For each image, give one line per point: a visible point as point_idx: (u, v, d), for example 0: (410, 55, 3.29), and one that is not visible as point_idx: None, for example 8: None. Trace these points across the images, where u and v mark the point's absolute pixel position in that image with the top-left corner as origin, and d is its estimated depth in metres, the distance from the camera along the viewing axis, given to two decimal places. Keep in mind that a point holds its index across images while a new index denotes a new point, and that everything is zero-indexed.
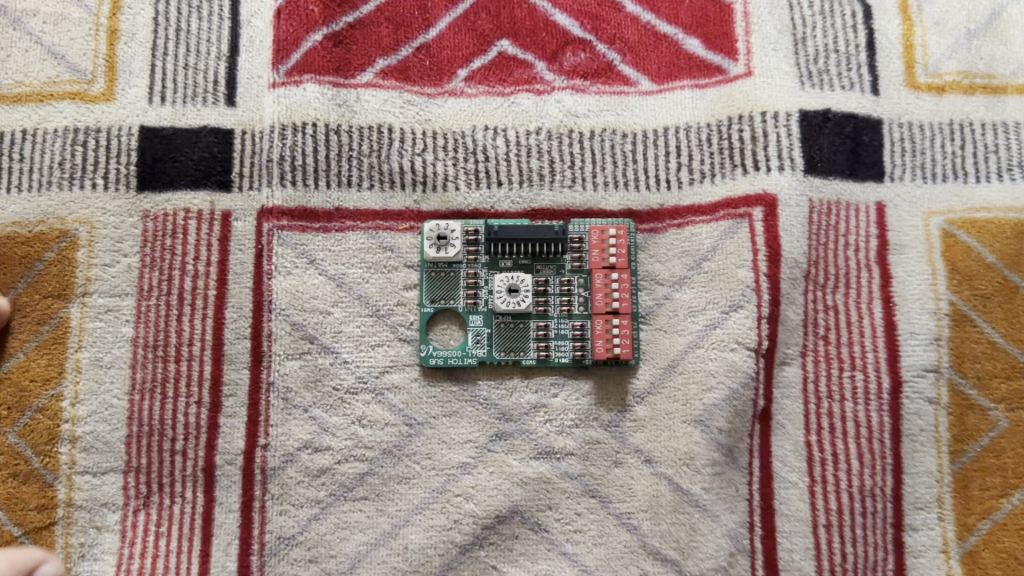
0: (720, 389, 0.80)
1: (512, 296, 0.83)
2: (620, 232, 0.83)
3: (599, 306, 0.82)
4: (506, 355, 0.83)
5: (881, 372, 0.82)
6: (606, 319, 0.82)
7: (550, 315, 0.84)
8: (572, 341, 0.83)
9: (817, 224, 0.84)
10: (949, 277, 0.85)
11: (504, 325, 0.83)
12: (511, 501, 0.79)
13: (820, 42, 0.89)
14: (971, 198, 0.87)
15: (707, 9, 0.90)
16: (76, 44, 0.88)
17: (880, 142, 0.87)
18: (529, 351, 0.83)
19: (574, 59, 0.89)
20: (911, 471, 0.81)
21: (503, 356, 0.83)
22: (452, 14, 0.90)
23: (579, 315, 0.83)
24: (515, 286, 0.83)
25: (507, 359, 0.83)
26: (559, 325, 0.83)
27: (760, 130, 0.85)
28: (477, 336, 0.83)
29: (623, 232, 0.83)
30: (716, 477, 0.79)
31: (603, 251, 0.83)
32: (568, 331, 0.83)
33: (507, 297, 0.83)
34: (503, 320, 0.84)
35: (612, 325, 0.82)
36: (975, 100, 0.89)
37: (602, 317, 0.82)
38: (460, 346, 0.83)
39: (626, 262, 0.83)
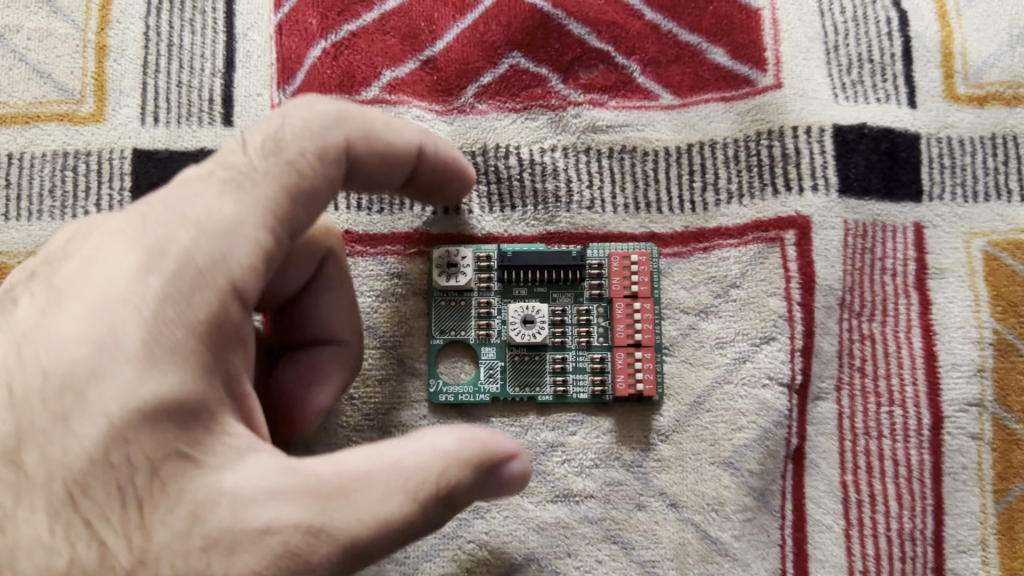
0: (750, 428, 0.75)
1: (527, 328, 0.77)
2: (642, 257, 0.78)
3: (620, 338, 0.77)
4: (521, 390, 0.77)
5: (921, 408, 0.77)
6: (628, 352, 0.77)
7: (567, 347, 0.78)
8: (591, 376, 0.77)
9: (852, 248, 0.78)
10: (992, 304, 0.79)
11: (518, 359, 0.78)
12: (528, 548, 0.74)
13: (854, 51, 0.83)
14: (1015, 218, 0.81)
15: (733, 15, 0.84)
16: (64, 62, 0.82)
17: (917, 159, 0.82)
18: (545, 386, 0.77)
19: (589, 72, 0.83)
20: (952, 512, 0.76)
21: (517, 391, 0.77)
22: (459, 25, 0.84)
23: (598, 346, 0.78)
24: (530, 317, 0.77)
25: (523, 395, 0.77)
26: (577, 358, 0.78)
27: (791, 147, 0.80)
28: (490, 370, 0.77)
29: (646, 257, 0.78)
30: (746, 523, 0.74)
31: (625, 279, 0.78)
32: (587, 365, 0.77)
33: (522, 328, 0.77)
34: (517, 352, 0.78)
35: (635, 358, 0.76)
36: (1018, 113, 0.84)
37: (624, 350, 0.77)
38: (472, 381, 0.77)
39: (648, 290, 0.78)
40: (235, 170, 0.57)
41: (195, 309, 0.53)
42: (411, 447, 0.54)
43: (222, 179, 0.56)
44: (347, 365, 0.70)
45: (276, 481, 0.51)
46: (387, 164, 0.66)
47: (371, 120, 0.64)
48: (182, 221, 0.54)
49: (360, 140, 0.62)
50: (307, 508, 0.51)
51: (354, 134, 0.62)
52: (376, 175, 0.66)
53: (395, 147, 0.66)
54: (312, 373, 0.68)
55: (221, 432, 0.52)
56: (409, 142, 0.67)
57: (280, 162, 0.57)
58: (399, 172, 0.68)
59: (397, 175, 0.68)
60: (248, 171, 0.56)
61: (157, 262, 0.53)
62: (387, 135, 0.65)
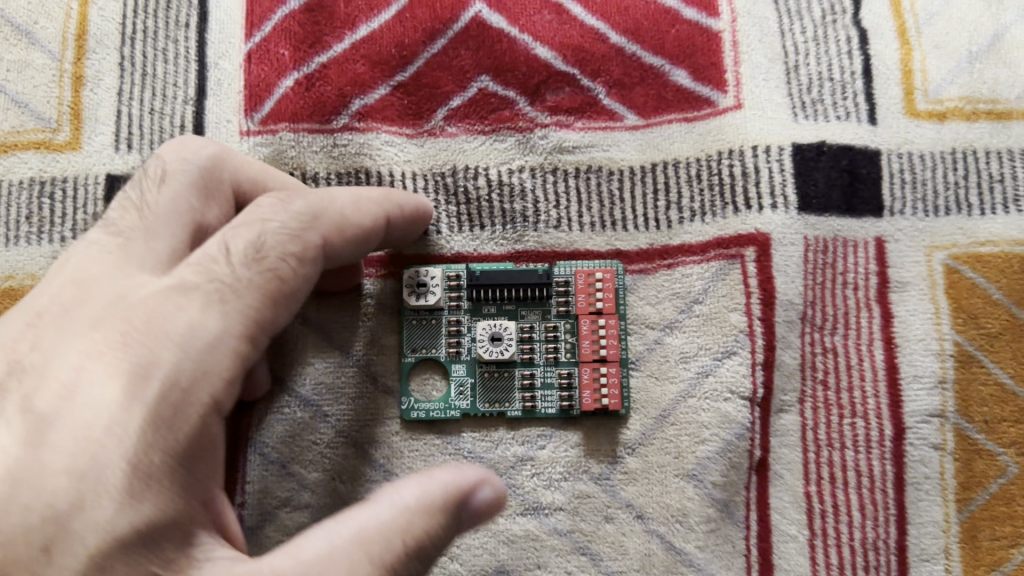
0: (713, 441, 0.77)
1: (495, 345, 0.79)
2: (607, 274, 0.80)
3: (586, 354, 0.79)
4: (489, 407, 0.79)
5: (882, 419, 0.78)
6: (594, 367, 0.79)
7: (535, 363, 0.80)
8: (558, 391, 0.79)
9: (813, 263, 0.80)
10: (953, 316, 0.81)
11: (487, 375, 0.80)
12: (498, 560, 0.76)
13: (814, 70, 0.85)
14: (975, 231, 0.83)
15: (695, 38, 0.86)
16: (40, 91, 0.87)
17: (878, 175, 0.83)
18: (514, 402, 0.79)
19: (556, 94, 0.85)
20: (916, 521, 0.77)
21: (487, 407, 0.79)
22: (429, 50, 0.86)
23: (565, 362, 0.80)
24: (498, 335, 0.79)
25: (491, 411, 0.79)
26: (545, 373, 0.80)
27: (751, 166, 0.82)
28: (460, 387, 0.80)
29: (610, 274, 0.80)
30: (710, 534, 0.76)
31: (590, 296, 0.80)
32: (554, 380, 0.79)
33: (489, 346, 0.79)
34: (487, 369, 0.80)
35: (600, 374, 0.78)
36: (978, 127, 0.85)
37: (590, 365, 0.79)
38: (442, 398, 0.79)
39: (613, 307, 0.80)
40: (218, 282, 0.59)
41: (108, 483, 0.53)
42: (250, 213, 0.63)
43: (108, 242, 0.64)
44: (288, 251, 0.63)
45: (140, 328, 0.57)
46: (365, 234, 0.70)
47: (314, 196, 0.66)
48: (166, 340, 0.57)
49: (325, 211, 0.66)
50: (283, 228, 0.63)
51: (220, 153, 0.70)
52: (348, 254, 0.69)
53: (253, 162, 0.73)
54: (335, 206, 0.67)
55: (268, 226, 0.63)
56: (348, 204, 0.68)
57: (265, 268, 0.61)
58: (190, 198, 0.66)
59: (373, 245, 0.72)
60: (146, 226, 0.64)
61: (84, 493, 0.52)
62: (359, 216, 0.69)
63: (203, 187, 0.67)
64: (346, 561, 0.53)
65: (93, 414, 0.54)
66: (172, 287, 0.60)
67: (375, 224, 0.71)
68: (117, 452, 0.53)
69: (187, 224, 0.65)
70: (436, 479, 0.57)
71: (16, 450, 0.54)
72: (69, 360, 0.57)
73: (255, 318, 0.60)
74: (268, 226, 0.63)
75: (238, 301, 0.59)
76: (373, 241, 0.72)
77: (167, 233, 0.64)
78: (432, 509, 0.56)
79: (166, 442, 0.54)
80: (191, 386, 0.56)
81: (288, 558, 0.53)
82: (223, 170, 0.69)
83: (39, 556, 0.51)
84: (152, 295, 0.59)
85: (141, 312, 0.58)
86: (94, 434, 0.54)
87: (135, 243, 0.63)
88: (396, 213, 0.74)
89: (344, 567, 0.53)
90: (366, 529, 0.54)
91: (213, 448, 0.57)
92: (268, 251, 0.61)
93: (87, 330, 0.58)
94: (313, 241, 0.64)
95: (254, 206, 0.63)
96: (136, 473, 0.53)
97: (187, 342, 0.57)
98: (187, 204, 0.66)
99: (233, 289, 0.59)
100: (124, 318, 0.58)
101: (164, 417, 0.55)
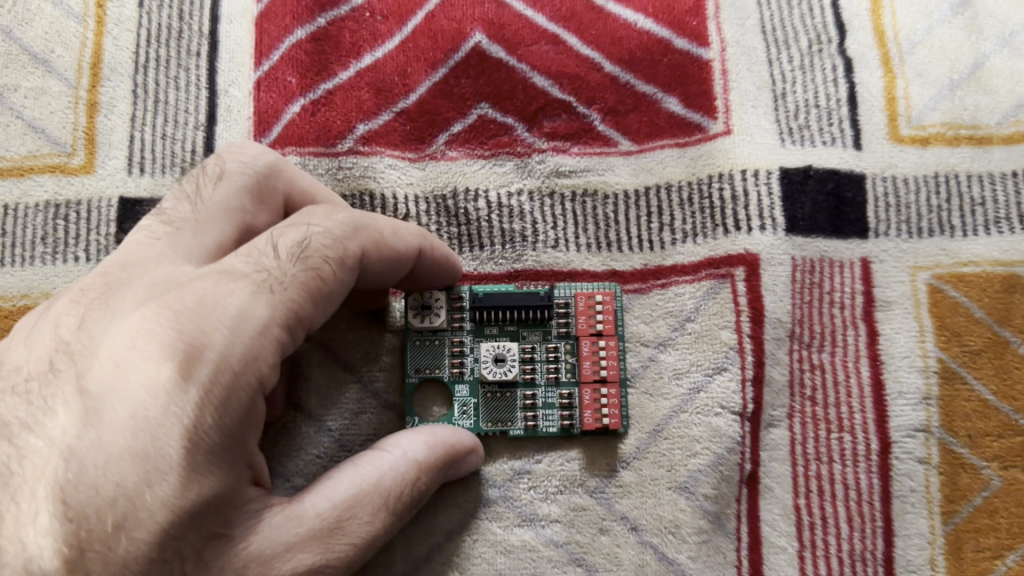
0: (705, 454, 0.79)
1: (498, 366, 0.80)
2: (607, 297, 0.82)
3: (587, 374, 0.81)
4: (493, 426, 0.81)
5: (869, 433, 0.81)
6: (594, 388, 0.81)
7: (537, 383, 0.81)
8: (559, 410, 0.81)
9: (800, 283, 0.83)
10: (937, 333, 0.84)
11: (490, 395, 0.81)
12: (496, 570, 0.78)
13: (800, 97, 0.89)
14: (958, 252, 0.86)
15: (686, 67, 0.90)
16: (56, 117, 0.90)
17: (863, 198, 0.87)
18: (517, 421, 0.81)
19: (552, 121, 0.89)
20: (902, 533, 0.79)
21: (490, 427, 0.81)
22: (431, 79, 0.90)
23: (566, 382, 0.81)
24: (502, 355, 0.81)
25: (494, 430, 0.81)
26: (546, 393, 0.81)
27: (740, 189, 0.85)
28: (464, 407, 0.81)
29: (610, 297, 0.82)
30: (702, 545, 0.78)
31: (590, 318, 0.82)
32: (555, 400, 0.81)
33: (493, 366, 0.80)
34: (490, 389, 0.81)
35: (600, 394, 0.80)
36: (960, 152, 0.89)
37: (590, 385, 0.81)
38: (446, 417, 0.81)
39: (613, 329, 0.82)
40: (266, 273, 0.62)
41: (169, 461, 0.55)
42: (300, 220, 0.66)
43: (159, 229, 0.67)
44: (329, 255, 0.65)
45: (191, 307, 0.59)
46: (400, 256, 0.72)
47: (360, 214, 0.70)
48: (217, 323, 0.59)
49: (367, 226, 0.69)
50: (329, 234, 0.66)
51: (279, 163, 0.74)
52: (382, 272, 0.71)
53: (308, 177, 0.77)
54: (378, 223, 0.71)
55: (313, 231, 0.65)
56: (388, 226, 0.71)
57: (308, 266, 0.63)
58: (243, 200, 0.70)
59: (401, 271, 0.74)
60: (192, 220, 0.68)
61: (147, 470, 0.55)
62: (396, 239, 0.71)
63: (257, 193, 0.71)
64: (370, 502, 0.65)
65: (149, 395, 0.56)
66: (220, 273, 0.62)
67: (409, 251, 0.73)
68: (177, 431, 0.56)
69: (236, 224, 0.69)
70: (435, 435, 0.73)
71: (76, 427, 0.56)
72: (120, 336, 0.59)
73: (296, 310, 0.62)
74: (316, 233, 0.65)
75: (283, 293, 0.61)
76: (404, 268, 0.74)
77: (217, 230, 0.68)
78: (435, 459, 0.71)
79: (218, 417, 0.57)
80: (241, 369, 0.58)
81: (325, 501, 0.63)
82: (279, 178, 0.73)
83: (112, 532, 0.55)
84: (202, 278, 0.62)
85: (191, 291, 0.60)
86: (152, 414, 0.56)
87: (185, 233, 0.67)
88: (429, 252, 0.76)
89: (369, 509, 0.65)
90: (386, 478, 0.67)
91: (257, 418, 0.60)
92: (313, 252, 0.64)
93: (139, 307, 0.61)
94: (353, 251, 0.67)
95: (305, 215, 0.67)
96: (193, 449, 0.56)
97: (237, 327, 0.59)
98: (239, 206, 0.69)
99: (279, 281, 0.62)
100: (173, 297, 0.60)
101: (215, 395, 0.57)
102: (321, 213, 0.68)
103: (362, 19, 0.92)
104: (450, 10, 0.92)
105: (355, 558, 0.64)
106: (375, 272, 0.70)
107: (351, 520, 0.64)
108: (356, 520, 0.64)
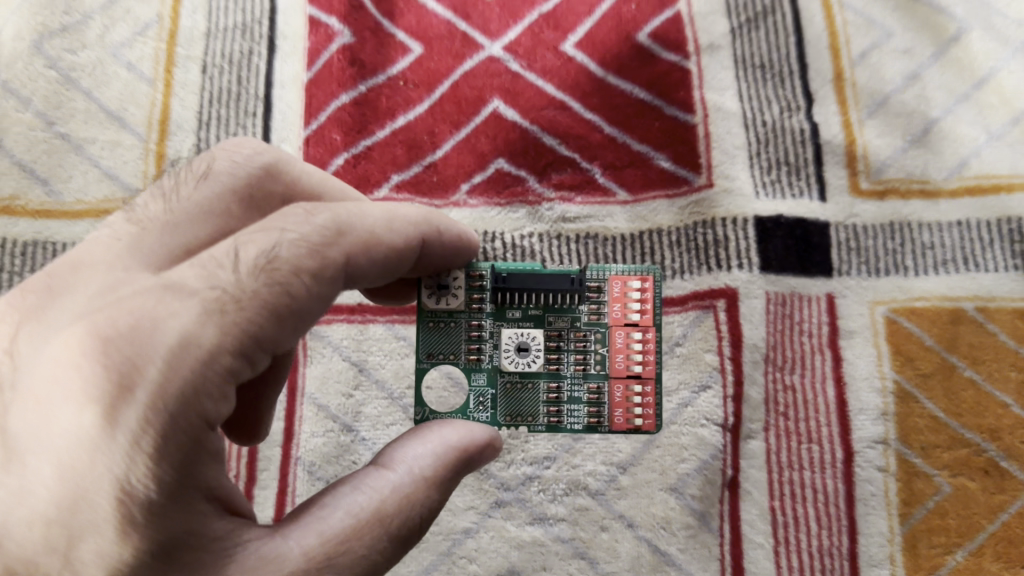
0: (692, 459, 0.92)
1: (521, 356, 0.71)
2: (646, 282, 0.72)
3: (619, 370, 0.71)
4: (511, 420, 0.71)
5: (835, 444, 0.93)
6: (627, 385, 0.71)
7: (563, 375, 0.72)
8: (587, 407, 0.71)
9: (773, 314, 0.97)
10: (893, 358, 0.96)
11: (510, 387, 0.71)
12: (510, 562, 0.90)
13: (773, 156, 1.03)
14: (911, 289, 0.99)
15: (675, 130, 1.04)
16: (128, 166, 1.05)
17: (827, 243, 1.00)
18: (539, 416, 0.71)
19: (560, 174, 1.03)
20: (864, 532, 0.91)
21: (508, 420, 0.71)
22: (455, 137, 1.04)
23: (595, 376, 0.72)
24: (525, 344, 0.71)
25: (513, 425, 0.71)
26: (573, 387, 0.72)
27: (721, 235, 0.99)
28: (478, 398, 0.71)
29: (650, 283, 0.72)
30: (690, 539, 0.90)
31: (626, 306, 0.72)
32: (582, 395, 0.71)
33: (515, 357, 0.71)
34: (509, 379, 0.71)
35: (633, 392, 0.71)
36: (911, 204, 1.02)
37: (622, 381, 0.71)
38: (460, 408, 0.72)
39: (651, 319, 0.72)
40: (219, 289, 0.55)
41: (101, 518, 0.51)
42: (271, 222, 0.60)
43: (121, 228, 0.61)
44: (303, 262, 0.58)
45: (128, 330, 0.53)
46: (394, 255, 0.65)
47: (342, 210, 0.62)
48: (155, 349, 0.52)
49: (349, 227, 0.62)
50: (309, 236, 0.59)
51: (278, 163, 0.69)
52: (374, 275, 0.65)
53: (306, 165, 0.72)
54: (362, 220, 0.63)
55: (282, 232, 0.59)
56: (380, 221, 0.64)
57: (273, 280, 0.56)
58: (230, 203, 0.64)
59: (398, 271, 0.67)
60: (169, 215, 0.61)
61: (77, 525, 0.51)
62: (385, 236, 0.64)
63: (247, 195, 0.65)
64: (368, 537, 0.58)
65: (73, 444, 0.51)
66: (165, 289, 0.55)
67: (403, 247, 0.66)
68: (108, 482, 0.51)
69: (216, 226, 0.63)
70: (446, 441, 0.64)
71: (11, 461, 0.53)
72: (50, 362, 0.54)
73: (254, 331, 0.55)
74: (289, 241, 0.58)
75: (238, 314, 0.54)
76: (401, 265, 0.67)
77: (193, 232, 0.61)
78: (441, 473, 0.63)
79: (155, 464, 0.51)
80: (179, 406, 0.52)
81: (314, 536, 0.57)
82: (275, 180, 0.68)
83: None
84: (146, 291, 0.55)
85: (129, 308, 0.54)
86: (77, 463, 0.51)
87: (149, 236, 0.60)
88: (433, 237, 0.69)
89: (366, 542, 0.58)
90: (386, 503, 0.60)
91: (214, 451, 0.54)
92: (281, 263, 0.57)
93: (72, 327, 0.55)
94: (334, 258, 0.60)
95: (279, 214, 0.60)
96: (128, 499, 0.51)
97: (176, 355, 0.52)
98: (224, 206, 0.64)
99: (235, 299, 0.55)
100: (110, 316, 0.54)
101: (149, 439, 0.51)
102: (297, 213, 0.60)
103: (397, 86, 1.06)
104: (472, 79, 1.07)
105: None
106: (366, 273, 0.64)
107: (342, 556, 0.57)
108: (350, 555, 0.57)
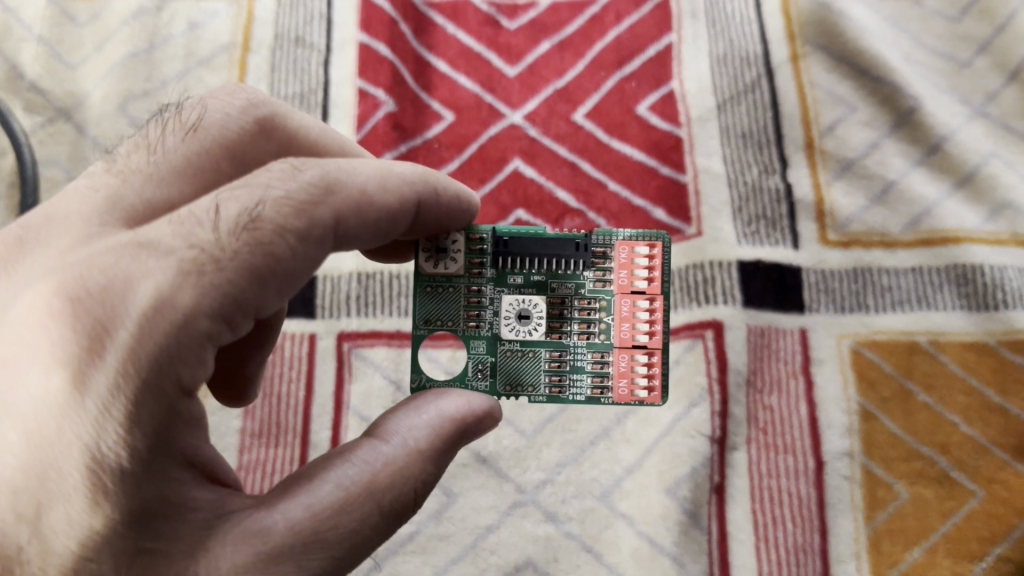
0: (684, 465, 1.07)
1: (523, 323, 0.82)
2: (653, 248, 0.82)
3: (624, 338, 0.82)
4: (511, 386, 0.83)
5: (807, 455, 1.08)
6: (631, 353, 0.82)
7: (567, 343, 0.83)
8: (590, 376, 0.82)
9: (753, 344, 1.13)
10: (858, 383, 1.12)
11: (509, 353, 0.83)
12: (527, 554, 1.04)
13: (754, 210, 1.20)
14: (873, 323, 1.15)
15: (668, 188, 1.22)
16: None
17: (799, 283, 1.17)
18: (541, 385, 0.83)
19: (572, 223, 1.20)
20: (833, 531, 1.05)
21: (506, 387, 0.83)
22: (481, 190, 1.22)
23: (600, 344, 0.83)
24: (526, 312, 0.82)
25: (512, 391, 0.83)
26: (576, 356, 0.83)
27: (710, 275, 1.16)
28: (478, 365, 0.83)
29: (656, 248, 0.82)
30: (682, 534, 1.05)
31: (631, 271, 0.83)
32: (586, 363, 0.83)
33: (516, 323, 0.82)
34: (508, 347, 0.83)
35: (637, 360, 0.82)
36: (873, 252, 1.18)
37: (627, 351, 0.82)
38: (460, 375, 0.83)
39: (653, 285, 0.83)
40: (198, 249, 0.60)
41: (69, 475, 0.58)
42: (253, 181, 0.65)
43: (102, 181, 0.69)
44: (292, 218, 0.64)
45: (104, 288, 0.60)
46: (385, 215, 0.72)
47: (332, 170, 0.68)
48: (128, 308, 0.59)
49: (336, 189, 0.67)
50: (295, 196, 0.65)
51: (270, 121, 0.78)
52: (365, 235, 0.71)
53: (304, 124, 0.82)
54: (350, 180, 0.69)
55: (268, 189, 0.64)
56: (371, 181, 0.70)
57: (256, 240, 0.62)
58: (219, 159, 0.73)
59: (392, 230, 0.74)
60: (157, 165, 0.70)
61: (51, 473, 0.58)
62: (373, 198, 0.70)
63: (234, 151, 0.74)
64: (359, 512, 0.65)
65: (42, 405, 0.58)
66: (141, 247, 0.61)
67: (395, 206, 0.73)
68: (77, 445, 0.58)
69: (205, 178, 0.72)
70: (441, 413, 0.72)
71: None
72: (21, 319, 0.61)
73: (234, 294, 0.60)
74: (274, 199, 0.64)
75: (215, 275, 0.60)
76: (393, 225, 0.74)
77: (181, 180, 0.70)
78: (423, 446, 0.70)
79: (125, 427, 0.58)
80: (156, 372, 0.58)
81: (302, 510, 0.64)
82: (269, 139, 0.78)
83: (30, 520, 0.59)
84: (124, 247, 0.62)
85: (105, 266, 0.61)
86: (48, 417, 0.58)
87: (129, 190, 0.68)
88: (423, 199, 0.76)
89: (357, 516, 0.65)
90: (379, 476, 0.67)
91: (187, 417, 0.61)
92: (264, 223, 0.62)
93: (44, 282, 0.62)
94: (322, 216, 0.66)
95: (264, 171, 0.66)
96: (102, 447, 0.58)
97: (152, 315, 0.58)
98: (215, 159, 0.73)
99: (214, 260, 0.60)
100: (88, 271, 0.61)
101: (119, 406, 0.58)
102: (282, 174, 0.66)
103: (431, 148, 1.25)
104: (496, 143, 1.25)
105: (333, 566, 0.64)
106: (357, 231, 0.70)
107: (330, 530, 0.64)
108: (336, 530, 0.64)
